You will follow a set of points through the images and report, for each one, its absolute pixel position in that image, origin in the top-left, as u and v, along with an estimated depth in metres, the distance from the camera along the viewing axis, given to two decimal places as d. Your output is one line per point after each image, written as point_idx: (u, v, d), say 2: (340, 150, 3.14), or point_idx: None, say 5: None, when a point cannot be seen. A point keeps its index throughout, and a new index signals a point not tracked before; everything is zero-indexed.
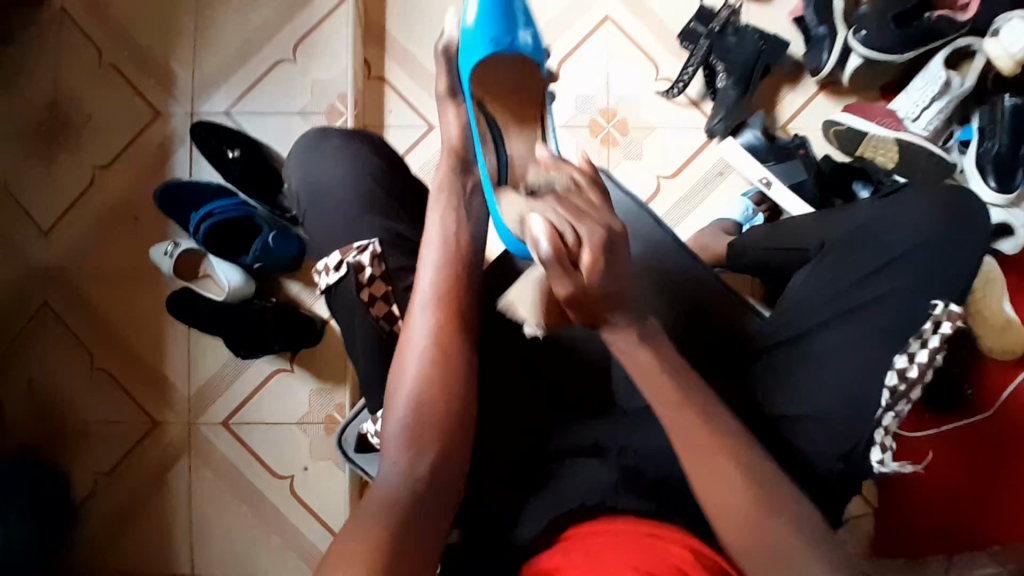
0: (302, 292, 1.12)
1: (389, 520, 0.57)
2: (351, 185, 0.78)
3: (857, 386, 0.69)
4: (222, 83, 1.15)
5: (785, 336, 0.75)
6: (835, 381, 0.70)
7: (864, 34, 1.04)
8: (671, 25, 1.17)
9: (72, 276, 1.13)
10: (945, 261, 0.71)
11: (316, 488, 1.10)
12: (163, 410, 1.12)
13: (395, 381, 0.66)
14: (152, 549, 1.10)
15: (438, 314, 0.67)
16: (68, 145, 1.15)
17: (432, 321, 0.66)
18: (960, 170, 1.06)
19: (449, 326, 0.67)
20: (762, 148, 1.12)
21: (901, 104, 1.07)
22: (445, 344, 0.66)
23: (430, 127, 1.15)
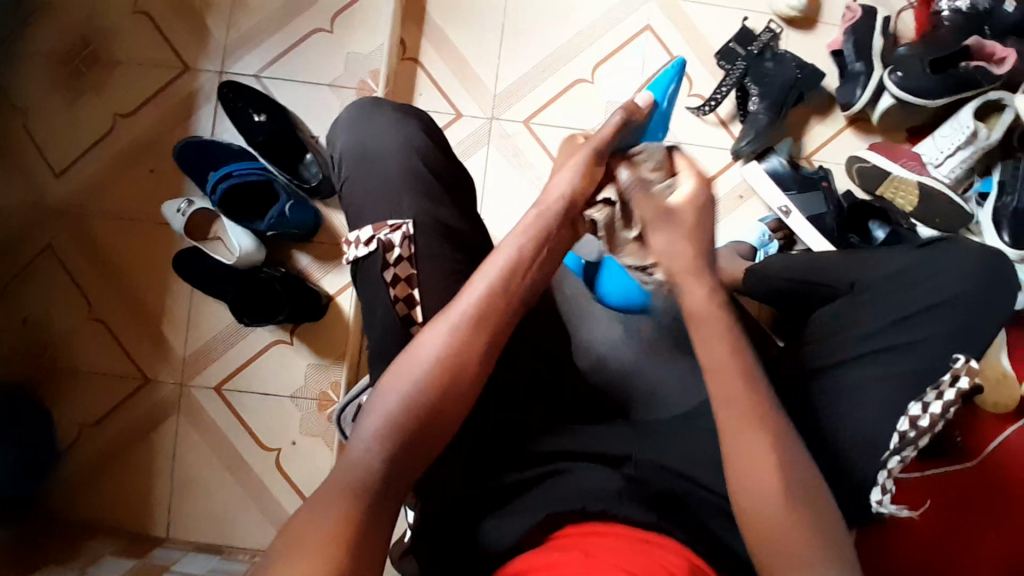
0: (311, 266, 1.10)
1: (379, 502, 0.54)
2: (394, 156, 0.77)
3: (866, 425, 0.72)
4: (256, 45, 1.13)
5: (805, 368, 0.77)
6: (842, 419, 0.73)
7: (900, 76, 1.05)
8: (711, 43, 1.17)
9: (79, 220, 1.11)
10: (974, 316, 0.75)
11: (303, 465, 1.09)
12: (157, 366, 1.10)
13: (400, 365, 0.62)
14: (130, 505, 1.08)
15: (467, 314, 0.63)
16: (92, 88, 1.13)
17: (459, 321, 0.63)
18: (976, 222, 1.07)
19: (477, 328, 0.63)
20: (787, 176, 1.11)
21: (926, 148, 1.09)
22: (464, 344, 0.62)
23: (458, 115, 1.14)
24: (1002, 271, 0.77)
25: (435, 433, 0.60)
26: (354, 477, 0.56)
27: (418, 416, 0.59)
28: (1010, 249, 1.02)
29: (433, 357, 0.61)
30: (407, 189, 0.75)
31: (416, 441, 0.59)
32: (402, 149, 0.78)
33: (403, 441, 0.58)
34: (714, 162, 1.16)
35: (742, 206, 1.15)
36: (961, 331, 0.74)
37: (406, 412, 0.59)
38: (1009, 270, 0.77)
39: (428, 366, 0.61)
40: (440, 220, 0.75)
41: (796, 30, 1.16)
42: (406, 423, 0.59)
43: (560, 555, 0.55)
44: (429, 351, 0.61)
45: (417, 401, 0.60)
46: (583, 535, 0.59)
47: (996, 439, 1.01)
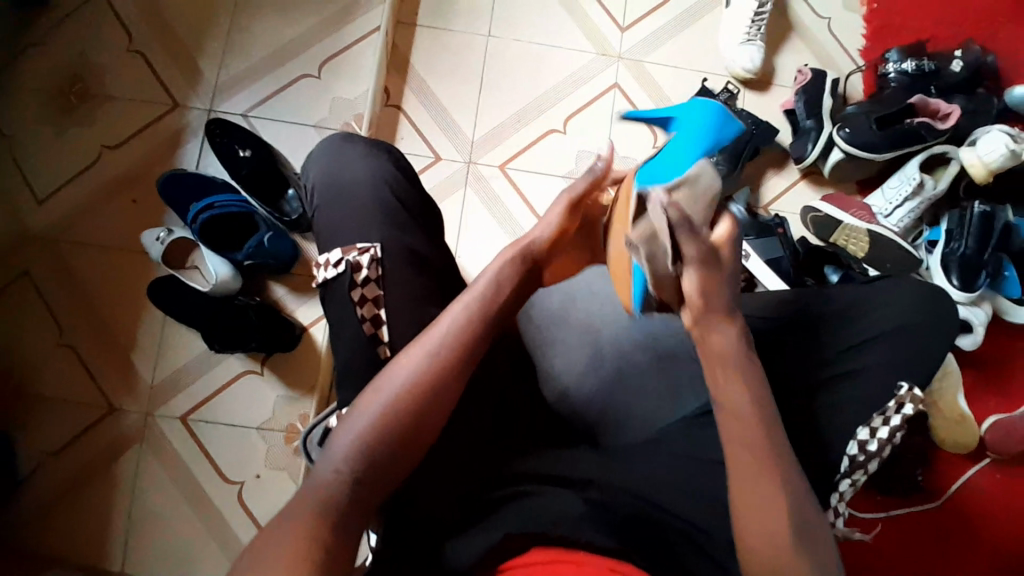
0: (287, 296, 1.12)
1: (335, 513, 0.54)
2: (365, 187, 0.79)
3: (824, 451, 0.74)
4: (245, 87, 1.19)
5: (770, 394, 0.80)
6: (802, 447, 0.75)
7: (847, 131, 1.14)
8: (674, 100, 1.25)
9: (57, 247, 1.12)
10: (921, 343, 0.79)
11: (266, 499, 1.07)
12: (123, 396, 1.09)
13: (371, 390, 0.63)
14: (83, 540, 1.04)
15: (439, 352, 0.64)
16: (82, 120, 1.17)
17: (430, 359, 0.63)
18: (926, 266, 1.13)
19: (449, 365, 0.64)
20: (744, 223, 1.17)
21: (876, 200, 1.17)
22: (432, 380, 0.63)
23: (437, 158, 1.20)
24: (943, 305, 0.81)
25: (407, 441, 0.62)
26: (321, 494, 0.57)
27: (386, 440, 0.60)
28: (959, 292, 1.08)
29: (403, 389, 0.62)
30: (374, 218, 0.77)
31: (382, 449, 0.60)
32: (370, 181, 0.80)
33: (370, 449, 0.60)
34: None
35: None
36: (907, 360, 0.78)
37: (382, 424, 0.61)
38: (951, 308, 0.81)
39: (409, 381, 0.62)
40: (407, 244, 0.77)
41: (752, 90, 1.26)
42: (380, 433, 0.60)
43: None
44: (409, 370, 0.63)
45: (393, 413, 0.61)
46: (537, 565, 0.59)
47: (959, 481, 1.06)
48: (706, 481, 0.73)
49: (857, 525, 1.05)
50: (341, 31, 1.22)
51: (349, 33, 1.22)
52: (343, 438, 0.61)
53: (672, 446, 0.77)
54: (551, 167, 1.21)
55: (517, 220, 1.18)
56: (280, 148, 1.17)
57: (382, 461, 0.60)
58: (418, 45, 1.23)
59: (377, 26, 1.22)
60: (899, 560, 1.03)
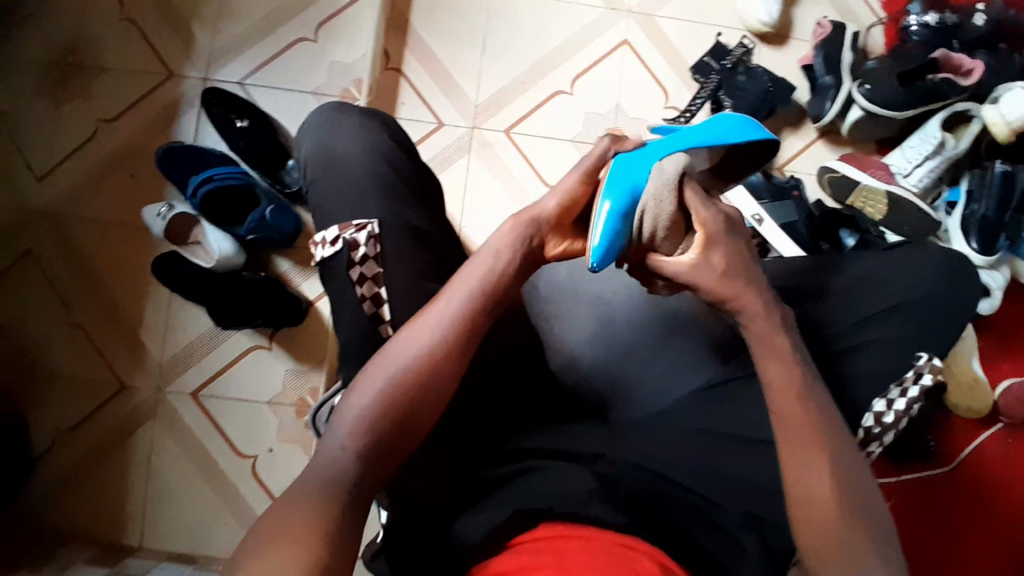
0: (292, 270, 1.11)
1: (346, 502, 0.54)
2: (358, 161, 0.77)
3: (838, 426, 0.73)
4: (240, 53, 1.14)
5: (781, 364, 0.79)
6: None
7: (868, 88, 1.09)
8: (686, 56, 1.20)
9: (57, 224, 1.11)
10: (938, 317, 0.77)
11: (279, 470, 1.08)
12: (133, 372, 1.09)
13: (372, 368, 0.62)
14: (103, 513, 1.06)
15: (443, 333, 0.63)
16: (73, 91, 1.13)
17: (433, 339, 0.62)
18: (945, 230, 1.10)
19: (453, 347, 0.63)
20: (762, 186, 1.14)
21: (895, 159, 1.13)
22: (435, 361, 0.62)
23: (439, 124, 1.16)
24: (964, 276, 0.79)
25: (421, 409, 0.61)
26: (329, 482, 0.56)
27: (392, 424, 0.59)
28: (978, 255, 1.05)
29: (406, 369, 0.61)
30: (371, 194, 0.74)
31: (393, 424, 0.59)
32: (367, 156, 0.77)
33: (380, 418, 0.59)
34: None
35: None
36: (925, 334, 0.77)
37: (395, 391, 0.60)
38: (971, 277, 0.79)
39: (421, 346, 0.62)
40: (409, 223, 0.75)
41: (768, 45, 1.20)
42: (394, 401, 0.60)
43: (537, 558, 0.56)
44: (425, 334, 0.62)
45: (408, 379, 0.61)
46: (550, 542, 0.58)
47: (972, 446, 1.05)
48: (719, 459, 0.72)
49: None
50: None
51: None
52: (347, 420, 0.59)
53: (683, 422, 0.76)
54: (557, 130, 1.17)
55: (523, 187, 1.15)
56: (277, 116, 1.13)
57: (389, 431, 0.60)
58: (417, 4, 1.18)
59: None
60: (910, 526, 1.04)
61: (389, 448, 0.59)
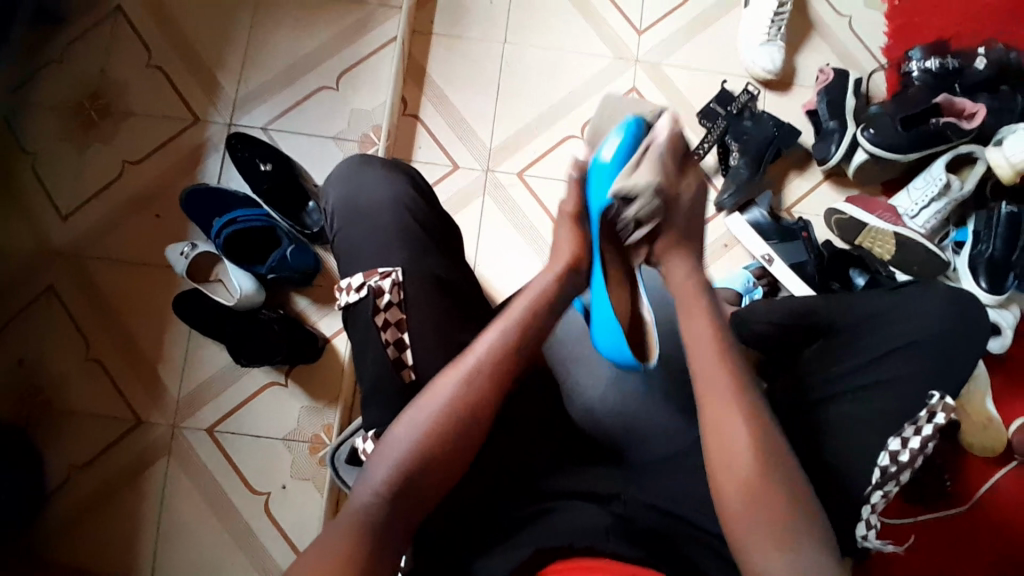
0: (309, 308, 1.13)
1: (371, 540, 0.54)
2: (383, 213, 0.79)
3: (855, 467, 0.73)
4: (265, 101, 1.20)
5: (804, 405, 0.79)
6: (834, 462, 0.74)
7: (871, 133, 1.11)
8: (693, 102, 1.24)
9: (81, 263, 1.14)
10: (956, 354, 0.77)
11: (292, 509, 1.08)
12: (150, 408, 1.10)
13: (412, 409, 0.63)
14: (114, 551, 1.06)
15: (481, 371, 0.65)
16: (104, 137, 1.18)
17: (471, 376, 0.64)
18: (954, 269, 1.11)
19: (489, 384, 0.65)
20: (768, 226, 1.16)
21: (901, 201, 1.14)
22: (472, 400, 0.64)
23: (455, 167, 1.20)
24: (975, 316, 0.79)
25: (460, 441, 0.63)
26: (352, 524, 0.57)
27: (431, 460, 0.61)
28: (988, 295, 1.07)
29: (445, 406, 0.63)
30: (395, 243, 0.77)
31: (418, 462, 0.60)
32: (390, 204, 0.79)
33: (419, 458, 0.60)
34: None
35: (727, 254, 1.20)
36: (940, 373, 0.76)
37: (440, 424, 0.62)
38: (981, 316, 0.79)
39: (466, 379, 0.64)
40: (425, 264, 0.77)
41: (772, 91, 1.24)
42: (434, 432, 0.62)
43: None
44: (471, 366, 0.65)
45: (451, 413, 0.63)
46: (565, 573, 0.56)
47: (988, 485, 1.04)
48: None
49: (886, 532, 1.03)
50: (357, 42, 1.22)
51: (365, 44, 1.22)
52: (384, 458, 0.61)
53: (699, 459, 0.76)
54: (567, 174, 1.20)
55: (536, 228, 1.18)
56: (300, 160, 1.18)
57: (429, 468, 0.61)
58: (434, 54, 1.23)
59: (394, 36, 1.22)
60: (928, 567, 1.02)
61: (417, 482, 0.60)
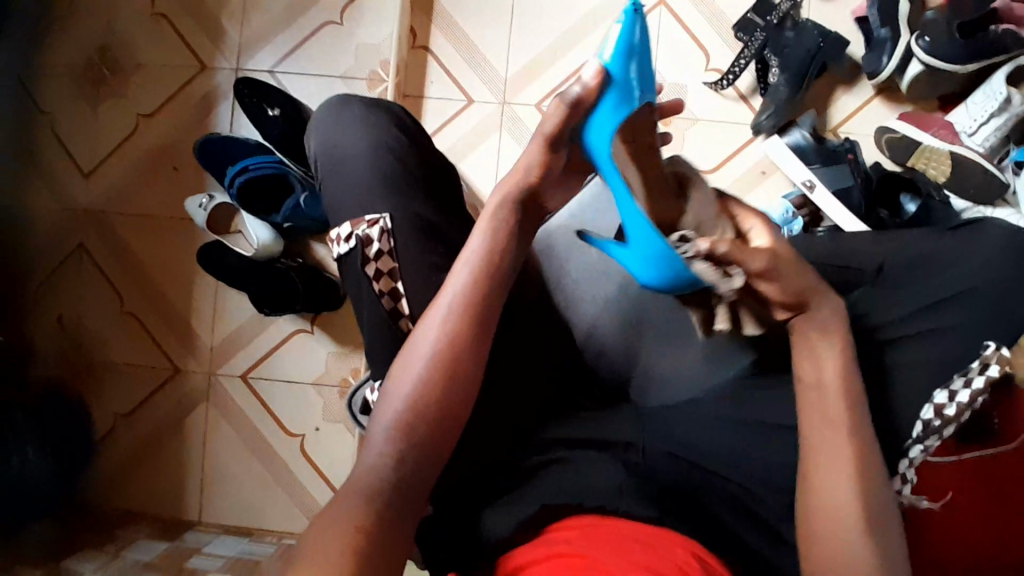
0: (328, 256, 1.12)
1: (364, 507, 0.55)
2: (363, 156, 0.75)
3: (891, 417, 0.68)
4: (269, 42, 1.15)
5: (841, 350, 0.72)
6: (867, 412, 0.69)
7: (927, 41, 0.98)
8: (728, 15, 1.13)
9: (108, 219, 1.16)
10: (1009, 298, 0.70)
11: (326, 450, 1.11)
12: (185, 358, 1.14)
13: (396, 379, 0.62)
14: (166, 491, 1.13)
15: (452, 331, 0.62)
16: (116, 91, 1.17)
17: (443, 337, 0.62)
18: (1013, 193, 1.00)
19: (462, 346, 0.62)
20: (809, 149, 1.07)
21: (959, 117, 1.03)
22: (451, 366, 0.61)
23: (469, 102, 1.14)
24: None
25: (463, 375, 0.62)
26: (353, 485, 0.57)
27: (421, 426, 0.60)
28: None
29: (426, 371, 0.61)
30: (378, 189, 0.73)
31: (415, 432, 0.59)
32: (368, 149, 0.75)
33: (412, 427, 0.59)
34: (728, 139, 1.12)
35: (764, 182, 1.11)
36: (998, 319, 0.70)
37: (436, 362, 0.61)
38: None
39: (442, 319, 0.63)
40: (421, 214, 0.73)
41: None
42: (419, 405, 0.60)
43: (567, 545, 0.57)
44: (442, 314, 0.63)
45: (440, 356, 0.61)
46: (585, 527, 0.60)
47: None
48: (753, 446, 0.69)
49: None
50: None
51: None
52: (378, 433, 0.60)
53: (718, 409, 0.72)
54: None
55: None
56: (308, 103, 1.14)
57: (426, 438, 0.60)
58: None
59: None
60: None
61: (424, 437, 0.60)
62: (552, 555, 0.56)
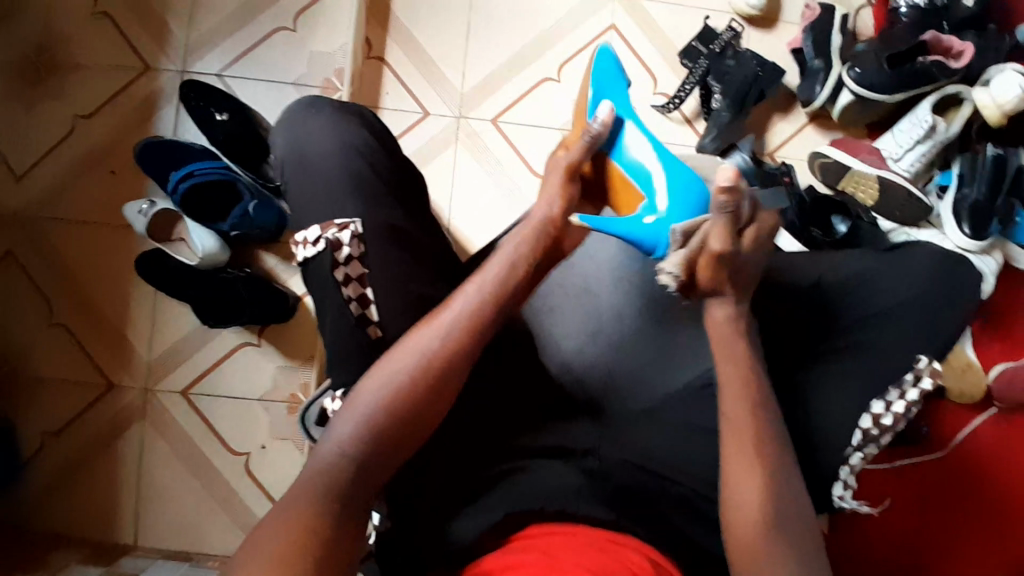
0: (279, 266, 1.09)
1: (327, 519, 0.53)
2: (330, 158, 0.75)
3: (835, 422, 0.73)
4: (218, 45, 1.12)
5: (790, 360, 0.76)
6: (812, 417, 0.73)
7: (857, 71, 1.07)
8: (675, 40, 1.18)
9: (38, 224, 1.09)
10: (936, 316, 0.76)
11: (273, 469, 1.07)
12: (120, 372, 1.08)
13: (381, 374, 0.60)
14: (96, 515, 1.06)
15: (453, 339, 0.62)
16: (52, 89, 1.11)
17: (443, 343, 0.61)
18: (937, 214, 1.08)
19: (459, 354, 0.62)
20: (750, 172, 1.07)
21: (886, 144, 1.10)
22: (443, 372, 0.61)
23: (425, 114, 1.14)
24: (967, 279, 0.78)
25: (444, 387, 0.61)
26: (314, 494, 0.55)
27: (388, 436, 0.58)
28: (969, 241, 1.04)
29: (415, 374, 0.60)
30: (345, 193, 0.73)
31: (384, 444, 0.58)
32: (338, 152, 0.75)
33: (384, 436, 0.58)
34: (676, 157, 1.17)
35: None
36: (930, 332, 0.76)
37: (417, 376, 0.60)
38: (974, 280, 0.78)
39: (449, 330, 0.62)
40: (386, 221, 0.73)
41: (756, 28, 1.18)
42: (403, 408, 0.59)
43: (521, 556, 0.56)
44: (450, 325, 0.62)
45: (434, 362, 0.61)
46: (541, 537, 0.59)
47: (963, 431, 1.01)
48: (709, 454, 0.72)
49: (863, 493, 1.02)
50: None
51: None
52: (350, 431, 0.58)
53: (677, 415, 0.74)
54: (545, 117, 1.14)
55: (509, 175, 1.13)
56: (258, 109, 1.11)
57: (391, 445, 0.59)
58: None
59: None
60: (905, 528, 1.00)
61: (390, 442, 0.59)
62: (508, 568, 0.55)
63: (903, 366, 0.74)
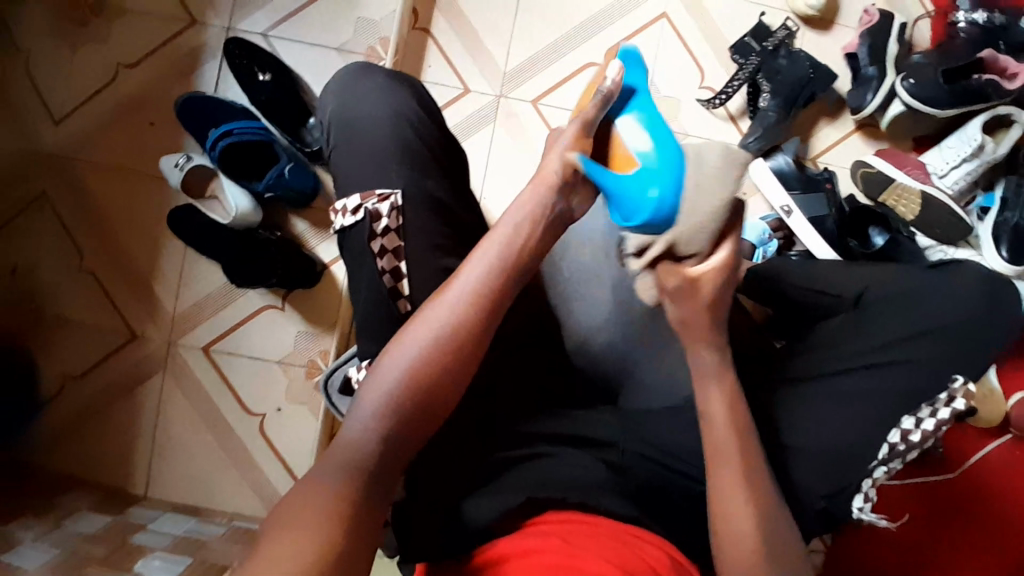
0: (307, 232, 1.09)
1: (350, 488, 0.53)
2: (381, 128, 0.74)
3: (863, 437, 0.72)
4: (266, 4, 1.11)
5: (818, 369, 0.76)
6: (839, 429, 0.72)
7: (912, 82, 1.04)
8: (728, 34, 1.16)
9: (74, 168, 1.09)
10: (975, 340, 0.75)
11: (287, 432, 1.08)
12: (145, 323, 1.09)
13: (396, 351, 0.60)
14: (111, 461, 1.07)
15: (465, 312, 0.61)
16: (97, 34, 1.10)
17: (455, 316, 0.61)
18: (976, 235, 1.06)
19: (474, 331, 0.61)
20: (791, 175, 1.10)
21: (932, 159, 1.08)
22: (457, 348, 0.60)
23: (466, 90, 1.13)
24: (1009, 301, 0.77)
25: (460, 366, 0.60)
26: (338, 464, 0.55)
27: (412, 412, 0.58)
28: (1006, 264, 1.02)
29: (429, 348, 0.59)
30: (392, 163, 0.72)
31: (407, 422, 0.58)
32: (390, 121, 0.74)
33: (404, 413, 0.58)
34: None
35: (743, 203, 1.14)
36: (966, 354, 0.75)
37: (445, 347, 0.60)
38: (1015, 305, 0.77)
39: (456, 300, 0.61)
40: (429, 195, 0.72)
41: (811, 29, 1.15)
42: (418, 385, 0.58)
43: (540, 541, 0.58)
44: (458, 296, 0.61)
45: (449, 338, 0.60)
46: (557, 524, 0.61)
47: (977, 454, 1.00)
48: None
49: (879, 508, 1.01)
50: None
51: None
52: (369, 405, 0.58)
53: None
54: None
55: None
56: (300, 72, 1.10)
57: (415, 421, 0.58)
58: None
59: None
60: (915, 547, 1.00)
61: (417, 415, 0.58)
62: (527, 553, 0.56)
63: (936, 386, 0.73)
